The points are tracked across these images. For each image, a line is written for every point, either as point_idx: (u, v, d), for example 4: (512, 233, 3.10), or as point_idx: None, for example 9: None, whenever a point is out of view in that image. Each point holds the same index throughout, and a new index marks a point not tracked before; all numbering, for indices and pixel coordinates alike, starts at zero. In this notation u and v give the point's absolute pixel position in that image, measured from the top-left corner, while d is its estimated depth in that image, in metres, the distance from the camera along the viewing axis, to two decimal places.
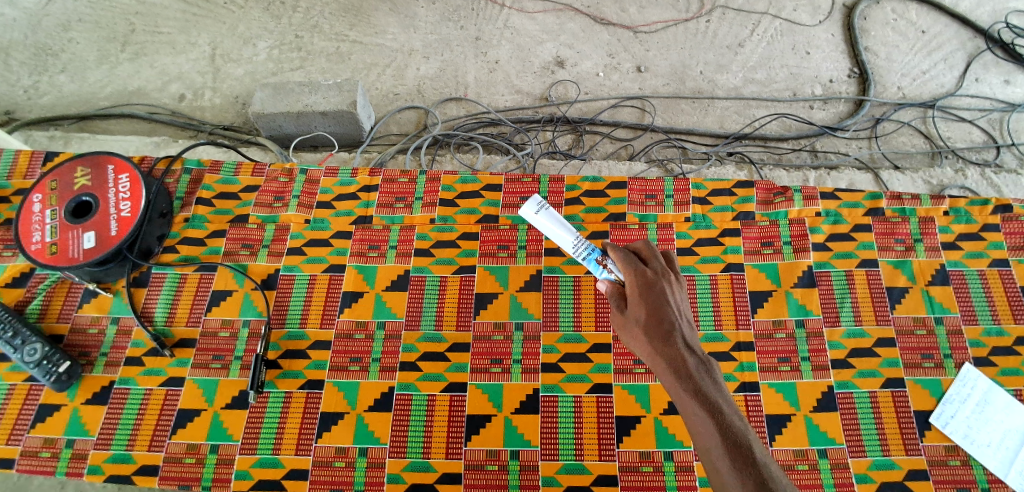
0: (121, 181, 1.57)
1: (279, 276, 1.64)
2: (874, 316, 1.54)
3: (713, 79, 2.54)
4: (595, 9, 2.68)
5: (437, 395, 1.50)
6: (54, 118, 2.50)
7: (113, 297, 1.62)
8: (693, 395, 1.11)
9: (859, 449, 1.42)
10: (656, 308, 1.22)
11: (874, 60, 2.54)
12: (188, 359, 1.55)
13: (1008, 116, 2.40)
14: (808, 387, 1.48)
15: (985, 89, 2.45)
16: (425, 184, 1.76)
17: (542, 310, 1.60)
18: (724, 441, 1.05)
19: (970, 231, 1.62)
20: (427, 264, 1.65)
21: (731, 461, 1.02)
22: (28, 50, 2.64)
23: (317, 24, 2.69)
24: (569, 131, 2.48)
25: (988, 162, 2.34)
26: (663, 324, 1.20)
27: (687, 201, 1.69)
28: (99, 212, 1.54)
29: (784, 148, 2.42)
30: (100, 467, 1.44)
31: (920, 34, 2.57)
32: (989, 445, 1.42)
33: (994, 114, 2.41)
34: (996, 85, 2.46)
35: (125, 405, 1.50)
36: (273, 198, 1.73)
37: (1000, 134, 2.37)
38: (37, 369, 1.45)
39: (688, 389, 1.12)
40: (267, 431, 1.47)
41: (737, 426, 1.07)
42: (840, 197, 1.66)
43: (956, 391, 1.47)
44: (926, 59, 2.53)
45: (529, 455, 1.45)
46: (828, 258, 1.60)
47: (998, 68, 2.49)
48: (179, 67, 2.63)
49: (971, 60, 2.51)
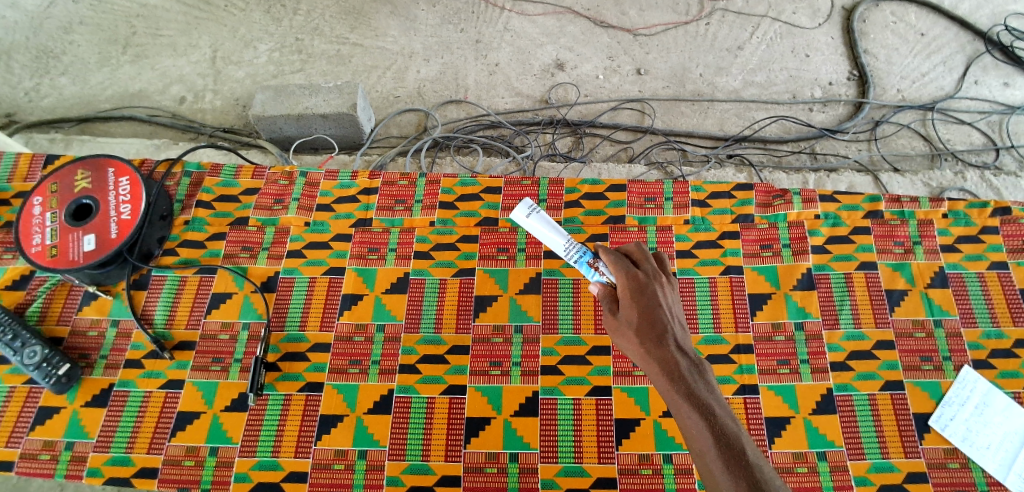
0: (121, 184, 1.57)
1: (279, 278, 1.64)
2: (874, 318, 1.54)
3: (713, 82, 2.54)
4: (595, 11, 2.69)
5: (436, 398, 1.50)
6: (55, 120, 2.50)
7: (113, 300, 1.62)
8: (686, 397, 1.11)
9: (859, 452, 1.42)
10: (648, 310, 1.22)
11: (873, 63, 2.55)
12: (188, 362, 1.55)
13: (1008, 118, 2.40)
14: (807, 390, 1.48)
15: (985, 91, 2.45)
16: (425, 187, 1.77)
17: (541, 313, 1.60)
18: (718, 443, 1.05)
19: (968, 234, 1.63)
20: (427, 266, 1.65)
21: (725, 464, 1.02)
22: (29, 52, 2.65)
23: (318, 27, 2.70)
24: (569, 134, 2.47)
25: (987, 164, 2.34)
26: (656, 326, 1.20)
27: (686, 204, 1.70)
28: (99, 214, 1.54)
29: (784, 150, 2.41)
30: (99, 469, 1.44)
31: (919, 37, 2.58)
32: (989, 448, 1.42)
33: (994, 117, 2.41)
34: (995, 87, 2.46)
35: (125, 407, 1.50)
36: (274, 201, 1.74)
37: (1000, 137, 2.37)
38: (37, 371, 1.45)
39: (680, 391, 1.12)
40: (266, 433, 1.47)
41: (730, 429, 1.07)
42: (839, 200, 1.67)
43: (955, 394, 1.47)
44: (925, 62, 2.53)
45: (528, 458, 1.44)
46: (827, 261, 1.60)
47: (998, 71, 2.49)
48: (180, 70, 2.63)
49: (971, 62, 2.51)
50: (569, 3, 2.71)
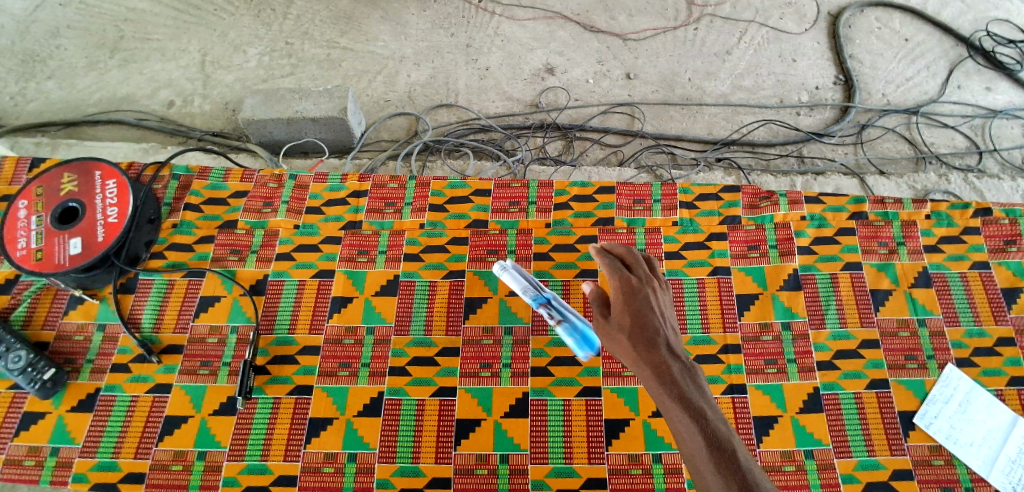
0: (109, 188, 1.53)
1: (267, 281, 1.60)
2: (858, 317, 1.57)
3: (701, 86, 2.59)
4: (585, 17, 2.73)
5: (426, 399, 1.48)
6: (41, 124, 2.39)
7: (100, 304, 1.56)
8: (677, 400, 1.09)
9: (845, 449, 1.44)
10: (640, 315, 1.21)
11: (859, 68, 2.63)
12: (176, 366, 1.50)
13: (990, 122, 2.50)
14: (795, 386, 1.50)
15: (968, 97, 2.55)
16: (415, 190, 1.73)
17: (530, 314, 1.57)
18: (709, 446, 1.02)
19: (950, 234, 1.66)
20: (417, 269, 1.62)
21: (716, 468, 1.00)
22: (15, 57, 2.54)
23: (308, 31, 2.66)
24: (561, 137, 2.48)
25: (970, 167, 2.43)
26: (648, 329, 1.19)
27: (674, 206, 1.72)
28: (89, 218, 1.50)
29: (773, 154, 2.46)
30: (85, 475, 1.38)
31: (903, 42, 2.68)
32: (973, 444, 1.45)
33: (977, 121, 2.50)
34: (978, 92, 2.56)
35: (111, 411, 1.44)
36: (262, 204, 1.70)
37: (983, 140, 2.47)
38: (21, 377, 1.39)
39: (672, 395, 1.10)
40: (254, 437, 1.43)
41: (720, 431, 1.05)
42: (824, 201, 1.70)
43: (939, 392, 1.49)
44: (909, 67, 2.63)
45: (613, 457, 1.42)
46: (813, 261, 1.63)
47: (980, 76, 2.60)
48: (169, 74, 2.55)
49: (954, 68, 2.61)
50: (558, 9, 2.74)
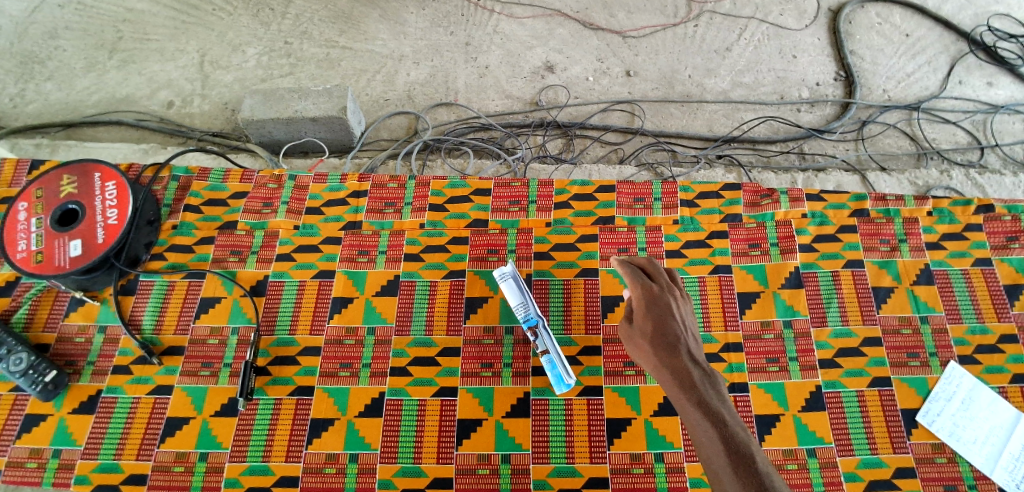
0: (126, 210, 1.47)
1: (267, 282, 1.60)
2: (860, 315, 1.56)
3: (702, 84, 2.58)
4: (584, 14, 2.71)
5: (427, 400, 1.47)
6: (41, 125, 2.40)
7: (101, 305, 1.56)
8: (697, 405, 1.10)
9: (848, 447, 1.44)
10: (661, 321, 1.23)
11: (859, 64, 2.62)
12: (177, 367, 1.50)
13: (991, 117, 2.48)
14: (796, 384, 1.50)
15: (969, 93, 2.54)
16: (414, 189, 1.72)
17: None
18: (727, 449, 1.02)
19: (952, 231, 1.65)
20: (416, 268, 1.62)
21: (735, 472, 0.99)
22: (14, 58, 2.54)
23: (307, 30, 2.65)
24: (560, 135, 2.48)
25: (972, 162, 2.42)
26: (671, 340, 1.20)
27: (675, 204, 1.70)
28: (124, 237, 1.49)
29: (773, 151, 2.45)
30: (87, 476, 1.39)
31: (903, 37, 2.67)
32: (975, 442, 1.45)
33: (980, 116, 2.49)
34: (979, 87, 2.55)
35: (113, 413, 1.44)
36: (262, 205, 1.69)
37: (984, 135, 2.46)
38: (23, 379, 1.39)
39: (692, 400, 1.11)
40: (256, 438, 1.43)
41: (739, 436, 1.04)
42: (826, 199, 1.68)
43: (943, 392, 1.49)
44: (910, 63, 2.62)
45: (615, 455, 1.42)
46: (815, 260, 1.62)
47: (982, 71, 2.58)
48: (167, 74, 2.55)
49: (955, 63, 2.60)
50: (557, 6, 2.72)
